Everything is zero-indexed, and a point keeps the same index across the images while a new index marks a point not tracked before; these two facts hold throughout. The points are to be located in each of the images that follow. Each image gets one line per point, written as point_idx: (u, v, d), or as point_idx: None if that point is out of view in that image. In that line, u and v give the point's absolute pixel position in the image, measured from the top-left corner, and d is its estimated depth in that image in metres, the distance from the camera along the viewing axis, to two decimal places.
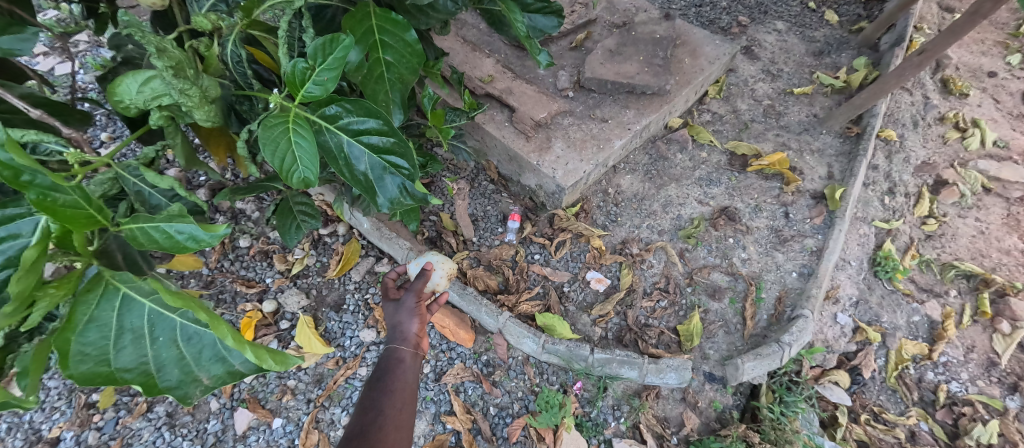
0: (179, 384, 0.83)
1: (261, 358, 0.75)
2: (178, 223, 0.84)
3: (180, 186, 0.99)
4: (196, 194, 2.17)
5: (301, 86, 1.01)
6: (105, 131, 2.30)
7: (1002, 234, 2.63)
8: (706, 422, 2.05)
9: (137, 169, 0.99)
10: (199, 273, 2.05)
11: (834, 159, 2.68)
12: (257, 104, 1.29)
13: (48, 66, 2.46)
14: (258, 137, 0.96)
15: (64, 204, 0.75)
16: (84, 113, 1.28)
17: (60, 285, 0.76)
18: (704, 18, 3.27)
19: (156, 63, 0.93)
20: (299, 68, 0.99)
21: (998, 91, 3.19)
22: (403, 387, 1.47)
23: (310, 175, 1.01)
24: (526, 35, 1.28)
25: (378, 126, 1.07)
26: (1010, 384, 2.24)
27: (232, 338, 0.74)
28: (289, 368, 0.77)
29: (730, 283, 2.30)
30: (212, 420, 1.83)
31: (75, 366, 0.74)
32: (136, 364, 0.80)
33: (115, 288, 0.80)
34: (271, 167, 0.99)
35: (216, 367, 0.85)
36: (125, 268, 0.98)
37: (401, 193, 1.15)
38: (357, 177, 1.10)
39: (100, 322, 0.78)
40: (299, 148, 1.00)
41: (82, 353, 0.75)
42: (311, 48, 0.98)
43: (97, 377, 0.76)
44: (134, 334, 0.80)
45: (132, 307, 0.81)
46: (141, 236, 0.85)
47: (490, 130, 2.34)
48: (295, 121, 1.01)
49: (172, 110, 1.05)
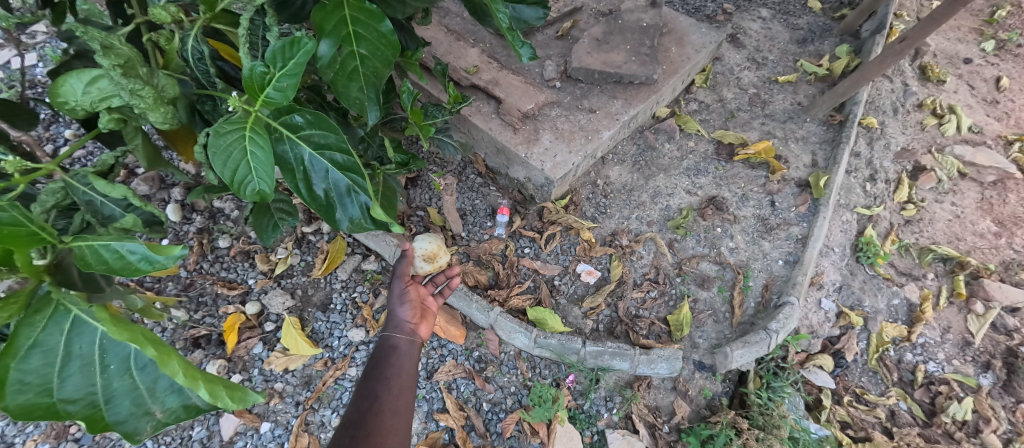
0: (128, 417, 0.77)
1: (214, 394, 0.69)
2: (129, 242, 0.81)
3: (135, 196, 0.94)
4: (171, 193, 2.09)
5: (261, 91, 0.95)
6: (69, 128, 2.18)
7: (976, 218, 2.72)
8: (697, 410, 2.08)
9: (86, 176, 0.94)
10: (177, 276, 1.96)
11: (818, 147, 2.72)
12: (222, 105, 1.21)
13: (2, 58, 2.30)
14: (208, 146, 0.91)
15: (3, 221, 0.75)
16: (35, 113, 1.27)
17: (7, 305, 0.72)
18: (690, 6, 3.25)
19: (102, 62, 0.87)
20: (256, 72, 0.92)
21: (973, 78, 3.27)
22: (400, 373, 1.43)
23: (264, 188, 0.97)
24: (508, 27, 1.19)
25: (339, 143, 1.04)
26: (983, 362, 2.33)
27: (183, 375, 0.70)
28: (248, 405, 0.71)
29: (718, 272, 2.32)
30: (196, 427, 1.76)
31: (12, 397, 0.71)
32: (82, 395, 0.76)
33: (65, 310, 0.77)
34: (222, 179, 0.94)
35: (171, 399, 0.78)
36: (83, 286, 0.93)
37: (363, 214, 1.11)
38: (315, 195, 1.07)
39: (46, 346, 0.75)
40: (254, 159, 0.95)
41: (22, 382, 0.72)
42: (269, 52, 0.92)
43: (37, 409, 0.72)
44: (83, 361, 0.76)
45: (82, 331, 0.77)
46: (90, 255, 0.81)
47: (477, 122, 2.29)
48: (252, 128, 0.96)
49: (124, 113, 0.99)
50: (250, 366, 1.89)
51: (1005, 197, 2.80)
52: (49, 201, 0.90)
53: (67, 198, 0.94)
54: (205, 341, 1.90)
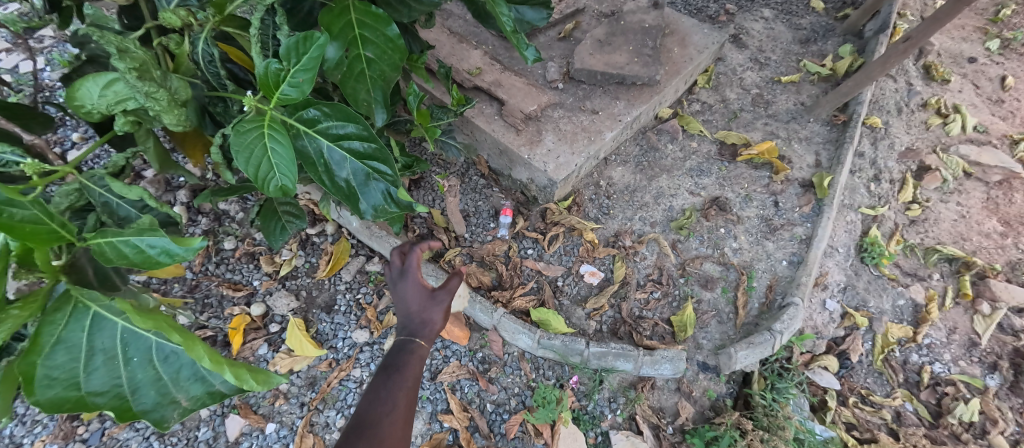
0: (154, 407, 0.83)
1: (241, 378, 0.76)
2: (149, 237, 0.83)
3: (151, 197, 0.96)
4: (176, 195, 2.10)
5: (276, 88, 0.98)
6: (76, 131, 2.20)
7: (982, 218, 2.70)
8: (701, 411, 2.08)
9: (103, 179, 0.96)
10: (183, 278, 1.98)
11: (821, 147, 2.71)
12: (233, 106, 1.24)
13: (11, 62, 2.33)
14: (230, 144, 0.94)
15: (23, 219, 0.74)
16: (46, 117, 1.28)
17: (23, 306, 0.76)
18: (692, 7, 3.25)
19: (118, 66, 0.88)
20: (272, 69, 0.95)
21: (978, 77, 3.25)
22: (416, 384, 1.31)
23: (287, 182, 0.99)
24: (513, 30, 1.20)
25: (358, 131, 1.05)
26: (990, 363, 2.32)
27: (209, 359, 0.75)
28: (272, 386, 0.79)
29: (721, 273, 2.32)
30: (202, 427, 1.77)
31: (42, 392, 0.75)
32: (108, 388, 0.80)
33: (84, 307, 0.80)
34: (247, 176, 0.97)
35: (196, 387, 0.85)
36: (96, 285, 0.96)
37: (386, 199, 1.12)
38: (337, 185, 1.09)
39: (69, 342, 0.78)
40: (274, 154, 0.97)
41: (50, 378, 0.76)
42: (283, 48, 0.94)
43: (66, 403, 0.77)
44: (106, 355, 0.80)
45: (103, 326, 0.81)
46: (110, 251, 0.83)
47: (479, 124, 2.30)
48: (270, 125, 0.99)
49: (139, 115, 1.00)
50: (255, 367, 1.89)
51: (1011, 196, 2.78)
52: (63, 203, 0.92)
53: (82, 199, 0.96)
54: (211, 342, 1.91)
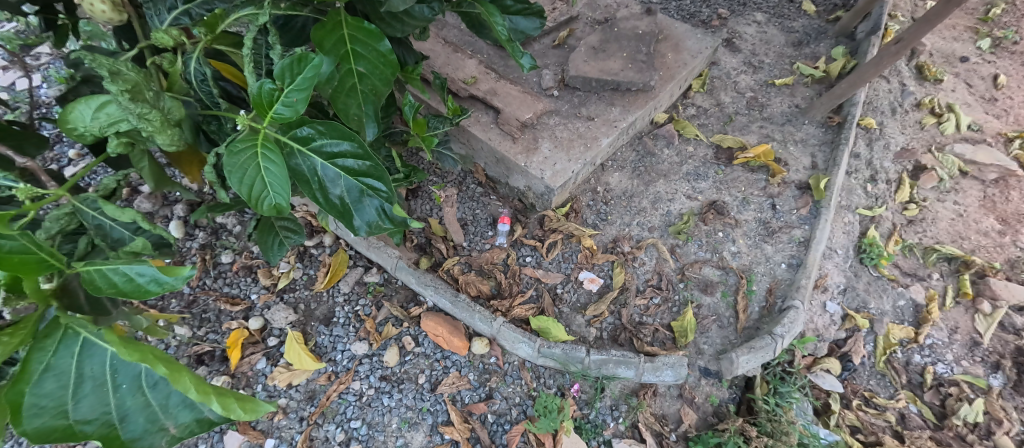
0: (144, 434, 0.80)
1: (227, 407, 0.74)
2: (137, 264, 0.82)
3: (144, 219, 0.95)
4: (173, 210, 2.09)
5: (269, 107, 0.97)
6: (73, 147, 2.19)
7: (979, 216, 2.70)
8: (704, 417, 2.06)
9: (95, 201, 0.94)
10: (180, 293, 1.96)
11: (817, 149, 2.72)
12: (226, 124, 1.21)
13: (7, 80, 2.32)
14: (223, 165, 0.94)
15: (13, 250, 0.75)
16: (40, 136, 1.27)
17: (12, 334, 0.75)
18: (685, 12, 3.26)
19: (111, 88, 0.88)
20: (266, 89, 0.95)
21: (971, 76, 3.27)
22: None
23: (281, 201, 0.99)
24: (507, 38, 1.23)
25: (353, 149, 1.04)
26: (993, 362, 2.31)
27: (195, 391, 0.73)
28: (259, 415, 0.76)
29: (721, 277, 2.31)
30: (201, 444, 1.74)
31: (29, 421, 0.73)
32: (96, 415, 0.78)
33: (74, 333, 0.79)
34: (240, 195, 0.97)
35: (185, 414, 0.82)
36: (89, 312, 0.95)
37: (380, 216, 1.12)
38: (332, 202, 1.07)
39: (58, 369, 0.77)
40: (267, 174, 0.97)
41: (38, 406, 0.74)
42: (277, 68, 0.95)
43: (53, 432, 0.75)
44: (96, 381, 0.78)
45: (92, 352, 0.79)
46: (99, 279, 0.82)
47: (476, 132, 2.30)
48: (263, 145, 0.98)
49: (133, 137, 0.99)
50: (253, 382, 1.86)
51: (1007, 194, 2.79)
52: (54, 228, 0.92)
53: (74, 221, 0.95)
54: (208, 358, 1.89)
